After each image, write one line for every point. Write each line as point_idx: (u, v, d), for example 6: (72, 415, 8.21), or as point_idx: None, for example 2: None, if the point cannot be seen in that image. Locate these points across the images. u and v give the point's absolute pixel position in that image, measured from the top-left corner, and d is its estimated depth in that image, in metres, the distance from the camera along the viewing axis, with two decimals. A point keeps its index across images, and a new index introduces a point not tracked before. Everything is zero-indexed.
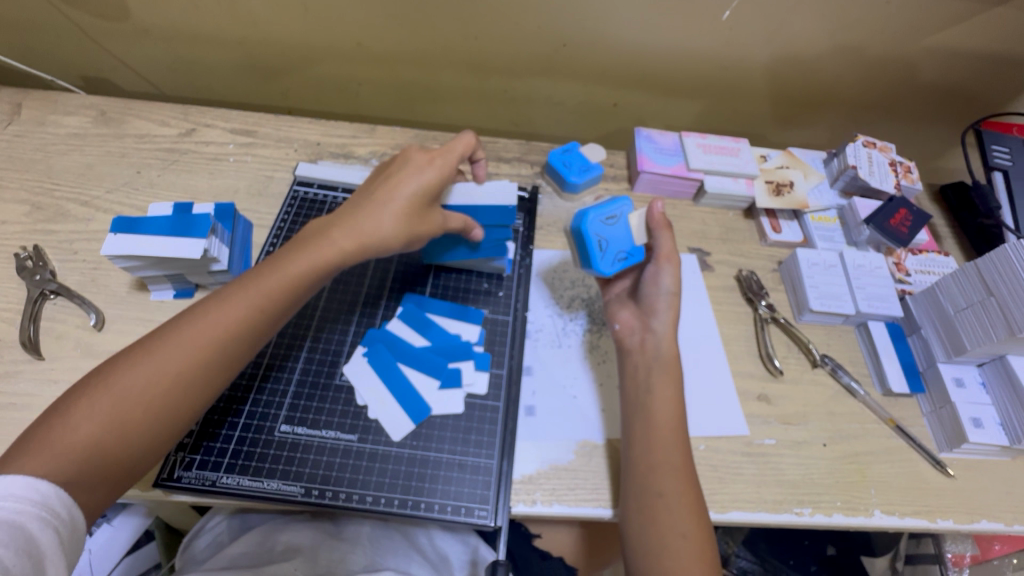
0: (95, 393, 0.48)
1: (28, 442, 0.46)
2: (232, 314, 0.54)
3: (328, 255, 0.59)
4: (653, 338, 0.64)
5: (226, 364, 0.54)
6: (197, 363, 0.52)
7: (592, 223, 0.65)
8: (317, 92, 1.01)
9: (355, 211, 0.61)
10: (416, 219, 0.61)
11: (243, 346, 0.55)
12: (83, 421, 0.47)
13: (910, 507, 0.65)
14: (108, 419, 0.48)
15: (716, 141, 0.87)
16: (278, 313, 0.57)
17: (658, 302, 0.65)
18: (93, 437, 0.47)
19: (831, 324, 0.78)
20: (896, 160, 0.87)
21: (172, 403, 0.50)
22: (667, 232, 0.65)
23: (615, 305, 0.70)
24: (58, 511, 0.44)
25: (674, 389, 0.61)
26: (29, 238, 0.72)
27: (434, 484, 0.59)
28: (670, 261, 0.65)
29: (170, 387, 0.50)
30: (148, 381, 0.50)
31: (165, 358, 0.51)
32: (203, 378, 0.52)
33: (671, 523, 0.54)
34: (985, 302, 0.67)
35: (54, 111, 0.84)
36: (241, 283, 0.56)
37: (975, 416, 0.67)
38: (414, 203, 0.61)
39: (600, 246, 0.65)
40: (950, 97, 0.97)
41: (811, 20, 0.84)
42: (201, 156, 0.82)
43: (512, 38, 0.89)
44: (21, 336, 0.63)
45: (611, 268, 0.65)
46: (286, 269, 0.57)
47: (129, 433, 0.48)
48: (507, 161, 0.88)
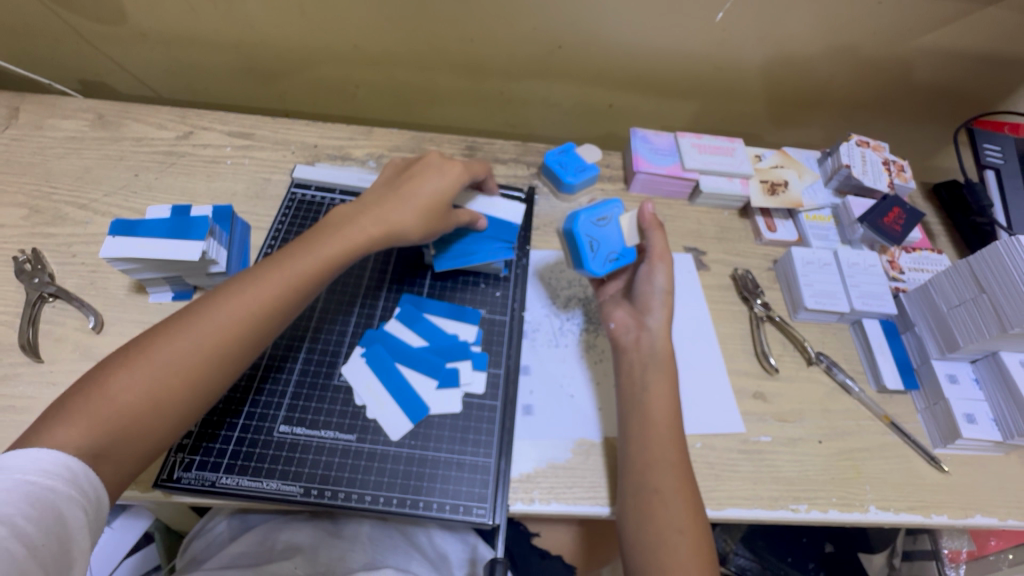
0: (132, 366, 0.49)
1: (64, 411, 0.47)
2: (265, 291, 0.55)
3: (357, 239, 0.61)
4: (649, 335, 0.65)
5: (259, 341, 0.55)
6: (234, 340, 0.53)
7: (583, 224, 0.66)
8: (315, 95, 1.02)
9: (382, 203, 0.63)
10: (436, 213, 0.64)
11: (275, 324, 0.56)
12: (121, 392, 0.48)
13: (905, 503, 0.66)
14: (146, 389, 0.49)
15: (711, 141, 0.88)
16: (307, 296, 0.58)
17: (653, 300, 0.66)
18: (131, 406, 0.48)
19: (827, 321, 0.79)
20: (889, 159, 0.88)
21: (206, 376, 0.52)
22: (660, 231, 0.67)
23: (610, 305, 0.71)
24: (86, 488, 0.45)
25: (670, 386, 0.61)
26: (27, 242, 0.72)
27: (433, 483, 0.59)
28: (663, 260, 0.67)
29: (206, 361, 0.51)
30: (183, 357, 0.51)
31: (201, 332, 0.52)
32: (237, 354, 0.53)
33: (668, 519, 0.54)
34: (977, 299, 0.67)
35: (52, 115, 0.84)
36: (274, 262, 0.58)
37: (968, 412, 0.68)
38: (436, 198, 0.64)
39: (591, 247, 0.66)
40: (943, 96, 0.97)
41: (804, 21, 0.85)
42: (199, 158, 0.82)
43: (508, 40, 0.89)
44: (20, 339, 0.63)
45: (602, 269, 0.66)
46: (318, 252, 0.59)
47: (164, 404, 0.49)
48: (504, 162, 0.89)
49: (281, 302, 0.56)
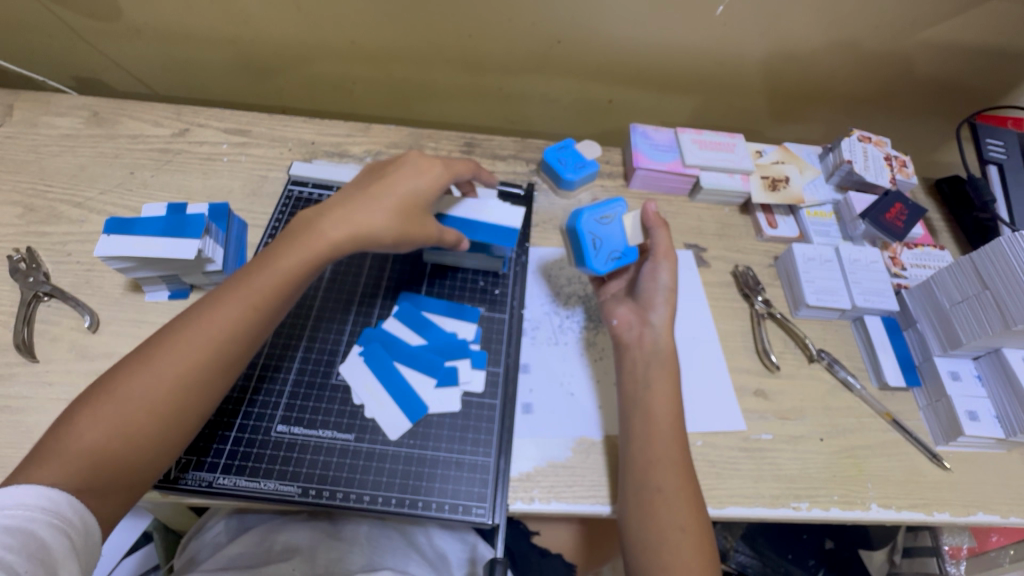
0: (96, 404, 0.49)
1: (37, 454, 0.47)
2: (225, 314, 0.54)
3: (322, 247, 0.58)
4: (652, 332, 0.64)
5: (223, 364, 0.53)
6: (196, 365, 0.51)
7: (585, 222, 0.65)
8: (312, 91, 1.01)
9: (345, 206, 0.60)
10: (410, 213, 0.60)
11: (239, 345, 0.54)
12: (87, 430, 0.47)
13: (907, 500, 0.65)
14: (112, 426, 0.48)
15: (712, 137, 0.87)
16: (274, 311, 0.56)
17: (655, 297, 0.66)
18: (99, 445, 0.47)
19: (828, 318, 0.78)
20: (891, 155, 0.87)
21: (172, 405, 0.50)
22: (665, 230, 0.67)
23: (611, 302, 0.70)
24: (71, 517, 0.44)
25: (672, 383, 0.61)
26: (22, 240, 0.71)
27: (432, 483, 0.59)
28: (668, 258, 0.66)
29: (170, 390, 0.50)
30: (146, 388, 0.49)
31: (162, 362, 0.51)
32: (201, 380, 0.52)
33: (670, 519, 0.54)
34: (980, 296, 0.67)
35: (46, 112, 0.84)
36: (234, 284, 0.56)
37: (970, 410, 0.67)
38: (406, 197, 0.60)
39: (594, 245, 0.65)
40: (945, 91, 0.97)
41: (805, 15, 0.84)
42: (196, 156, 0.82)
43: (506, 35, 0.88)
44: (14, 339, 0.63)
45: (605, 267, 0.66)
46: (278, 265, 0.56)
47: (133, 438, 0.48)
48: (503, 158, 0.88)
49: (242, 322, 0.54)
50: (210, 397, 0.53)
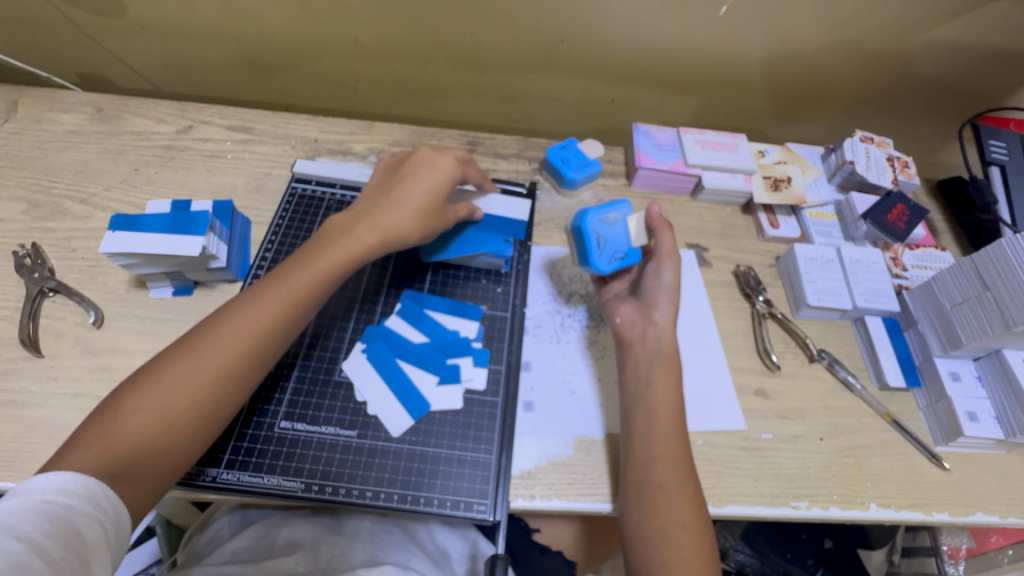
0: (141, 391, 0.49)
1: (80, 437, 0.47)
2: (268, 308, 0.55)
3: (355, 250, 0.60)
4: (655, 330, 0.64)
5: (262, 356, 0.54)
6: (238, 358, 0.52)
7: (590, 220, 0.67)
8: (315, 89, 1.01)
9: (377, 206, 0.63)
10: (432, 213, 0.63)
11: (277, 340, 0.55)
12: (132, 417, 0.48)
13: (906, 500, 0.66)
14: (157, 414, 0.49)
15: (714, 136, 0.87)
16: (310, 307, 0.58)
17: (659, 295, 0.66)
18: (142, 433, 0.48)
19: (829, 319, 0.79)
20: (893, 156, 0.87)
21: (212, 395, 0.51)
22: (669, 231, 0.67)
23: (613, 301, 0.70)
24: (106, 507, 0.45)
25: (673, 380, 0.61)
26: (27, 236, 0.72)
27: (434, 479, 0.59)
28: (671, 258, 0.66)
29: (212, 380, 0.51)
30: (191, 378, 0.50)
31: (206, 353, 0.52)
32: (241, 372, 0.53)
33: (671, 515, 0.54)
34: (981, 297, 0.67)
35: (50, 108, 0.84)
36: (275, 279, 0.57)
37: (970, 410, 0.68)
38: (429, 200, 0.63)
39: (597, 244, 0.67)
40: (947, 92, 0.97)
41: (809, 15, 0.84)
42: (199, 153, 0.82)
43: (510, 34, 0.88)
44: (20, 335, 0.63)
45: (608, 267, 0.67)
46: (317, 266, 0.58)
47: (175, 427, 0.49)
48: (506, 157, 0.88)
49: (283, 317, 0.55)
50: (247, 390, 0.54)
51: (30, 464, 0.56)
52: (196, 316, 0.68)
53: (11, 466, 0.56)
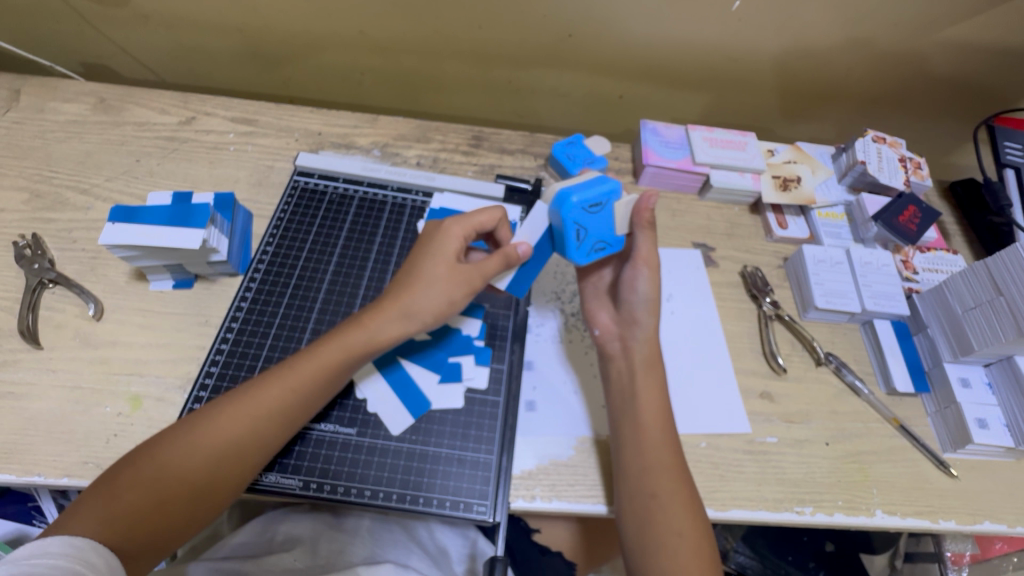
0: (142, 463, 0.50)
1: (83, 501, 0.48)
2: (270, 396, 0.54)
3: (369, 338, 0.56)
4: (634, 342, 0.62)
5: (262, 446, 0.53)
6: (235, 446, 0.52)
7: (575, 212, 0.56)
8: (320, 81, 1.00)
9: (404, 286, 0.58)
10: (459, 282, 0.57)
11: (278, 426, 0.54)
12: (129, 489, 0.48)
13: (911, 507, 0.65)
14: (153, 489, 0.49)
15: (723, 134, 0.86)
16: (315, 395, 0.56)
17: (637, 310, 0.63)
18: (137, 507, 0.48)
19: (836, 322, 0.77)
20: (906, 156, 0.85)
21: (209, 480, 0.51)
22: (650, 231, 0.63)
23: (594, 303, 0.68)
24: (95, 562, 0.44)
25: (659, 390, 0.60)
26: (28, 226, 0.71)
27: (433, 479, 0.58)
28: (647, 264, 0.63)
29: (211, 466, 0.51)
30: (188, 458, 0.50)
31: (205, 433, 0.51)
32: (239, 456, 0.52)
33: (667, 523, 0.53)
34: (994, 302, 0.66)
35: (53, 98, 0.83)
36: (286, 363, 0.57)
37: (980, 417, 0.67)
38: (450, 274, 0.57)
39: (578, 235, 0.58)
40: (963, 91, 0.95)
41: (822, 12, 0.82)
42: (202, 145, 0.81)
43: (518, 28, 0.87)
44: (19, 326, 0.63)
45: (586, 259, 0.61)
46: (323, 355, 0.56)
47: (170, 506, 0.49)
48: (511, 153, 0.87)
49: (286, 408, 0.54)
50: (245, 477, 0.53)
51: (28, 456, 0.56)
52: (197, 309, 0.67)
53: (10, 458, 0.56)
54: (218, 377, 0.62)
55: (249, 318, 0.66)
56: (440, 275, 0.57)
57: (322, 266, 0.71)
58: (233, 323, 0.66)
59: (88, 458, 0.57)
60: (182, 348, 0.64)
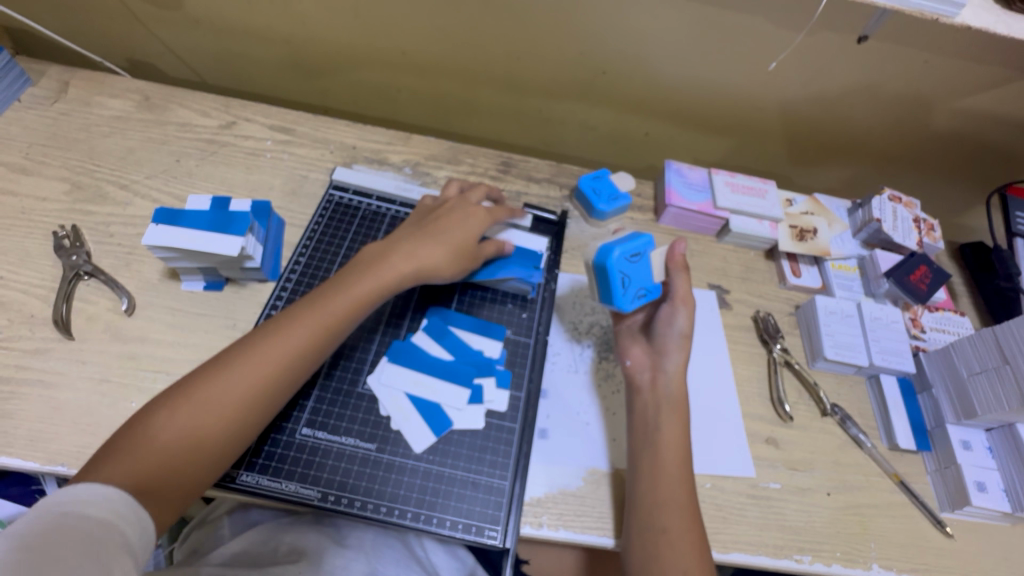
0: (175, 404, 0.51)
1: (114, 446, 0.49)
2: (296, 335, 0.57)
3: (389, 280, 0.63)
4: (664, 377, 0.65)
5: (271, 402, 0.55)
6: (264, 386, 0.54)
7: (617, 259, 0.62)
8: (356, 95, 1.03)
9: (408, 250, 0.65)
10: (464, 252, 0.67)
11: (304, 365, 0.57)
12: (162, 429, 0.50)
13: (907, 564, 0.66)
14: (185, 430, 0.50)
15: (745, 181, 0.88)
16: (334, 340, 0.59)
17: (670, 342, 0.66)
18: (169, 448, 0.50)
19: (843, 373, 0.79)
20: (920, 218, 0.88)
21: (239, 420, 0.53)
22: (684, 274, 0.67)
23: (625, 337, 0.70)
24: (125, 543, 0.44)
25: (682, 430, 0.62)
26: (67, 217, 0.73)
27: (448, 501, 0.60)
28: (686, 304, 0.67)
29: (256, 388, 0.54)
30: (220, 396, 0.52)
31: (237, 375, 0.53)
32: (266, 398, 0.54)
33: (676, 561, 0.54)
34: (1000, 369, 0.68)
35: (100, 93, 0.86)
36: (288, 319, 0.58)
37: (979, 480, 0.68)
38: (460, 240, 0.67)
39: (622, 282, 0.63)
40: (978, 158, 0.98)
41: (851, 74, 0.85)
42: (240, 150, 0.84)
43: (555, 62, 0.90)
44: (53, 315, 0.64)
45: (631, 305, 0.64)
46: (348, 292, 0.60)
47: (199, 445, 0.51)
48: (538, 181, 0.89)
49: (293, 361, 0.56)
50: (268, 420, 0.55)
51: (53, 445, 0.58)
52: (226, 312, 0.69)
53: (35, 446, 0.57)
54: None
55: None
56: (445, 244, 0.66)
57: None
58: None
59: None
60: (208, 350, 0.66)
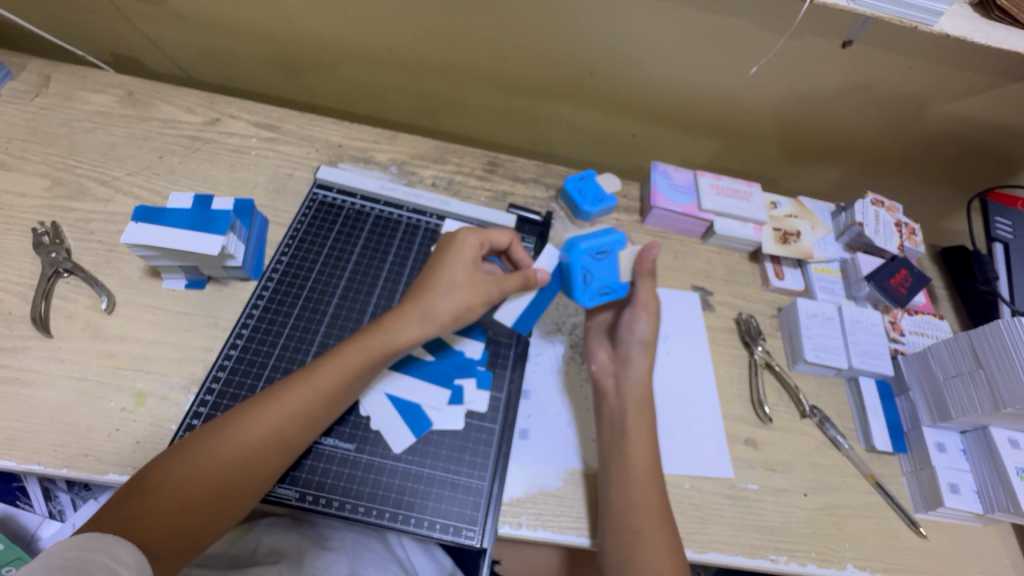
0: (174, 458, 0.52)
1: (112, 500, 0.50)
2: (296, 395, 0.56)
3: (396, 342, 0.61)
4: (627, 382, 0.65)
5: (269, 462, 0.54)
6: (263, 446, 0.54)
7: (580, 256, 0.64)
8: (343, 92, 1.02)
9: (423, 292, 0.63)
10: (478, 282, 0.63)
11: (303, 427, 0.56)
12: (158, 483, 0.50)
13: (880, 563, 0.67)
14: (181, 484, 0.50)
15: (730, 183, 0.88)
16: (336, 400, 0.58)
17: (632, 350, 0.66)
18: (165, 501, 0.50)
19: (823, 375, 0.80)
20: (901, 222, 0.89)
21: (236, 478, 0.52)
22: (649, 279, 0.67)
23: (592, 341, 0.71)
24: (124, 557, 0.45)
25: (648, 430, 0.62)
26: (47, 214, 0.73)
27: (426, 501, 0.60)
28: (647, 309, 0.66)
29: (259, 444, 0.54)
30: (217, 453, 0.52)
31: (237, 432, 0.53)
32: (264, 457, 0.54)
33: (649, 562, 0.55)
34: (974, 373, 0.69)
35: (82, 87, 0.85)
36: (306, 367, 0.59)
37: (953, 482, 0.69)
38: (469, 277, 0.63)
39: (585, 279, 0.65)
40: (960, 162, 0.99)
41: (836, 78, 0.86)
42: (224, 147, 0.83)
43: (542, 62, 0.90)
44: (31, 313, 0.64)
45: (592, 302, 0.66)
46: (343, 357, 0.59)
47: (193, 501, 0.51)
48: (524, 181, 0.90)
49: (309, 409, 0.57)
50: (267, 480, 0.54)
51: (29, 444, 0.57)
52: (207, 311, 0.69)
53: (11, 445, 0.57)
54: (224, 383, 0.63)
55: (259, 325, 0.68)
56: (458, 280, 0.63)
57: (334, 279, 0.73)
58: (243, 329, 0.67)
59: (88, 450, 0.58)
60: (188, 349, 0.66)
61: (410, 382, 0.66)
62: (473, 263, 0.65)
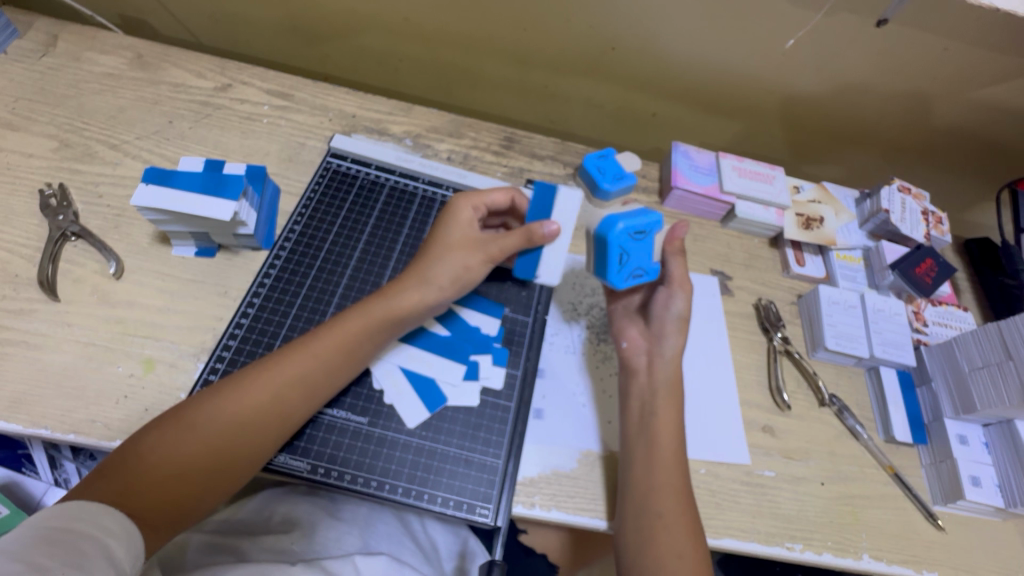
0: (169, 424, 0.50)
1: (104, 466, 0.48)
2: (296, 364, 0.55)
3: (398, 310, 0.59)
4: (661, 359, 0.63)
5: (264, 431, 0.53)
6: (258, 415, 0.52)
7: (619, 234, 0.58)
8: (356, 63, 1.00)
9: (425, 259, 0.61)
10: (480, 245, 0.61)
11: (301, 397, 0.55)
12: (151, 450, 0.49)
13: (898, 555, 0.66)
14: (175, 452, 0.49)
15: (752, 166, 0.86)
16: (335, 368, 0.57)
17: (667, 325, 0.64)
18: (157, 470, 0.48)
19: (843, 364, 0.78)
20: (928, 210, 0.86)
21: (233, 449, 0.51)
22: (682, 258, 0.65)
23: (623, 318, 0.69)
24: (112, 527, 0.44)
25: (675, 413, 0.61)
26: (54, 175, 0.71)
27: (440, 477, 0.59)
28: (683, 288, 0.65)
29: (254, 414, 0.52)
30: (212, 422, 0.51)
31: (232, 401, 0.52)
32: (261, 427, 0.53)
33: (668, 546, 0.54)
34: (1003, 364, 0.67)
35: (89, 48, 0.82)
36: (306, 335, 0.58)
37: (974, 475, 0.68)
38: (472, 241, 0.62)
39: (621, 259, 0.60)
40: (991, 152, 0.96)
41: (866, 59, 0.83)
42: (235, 113, 0.81)
43: (562, 35, 0.87)
44: (38, 276, 0.62)
45: (625, 283, 0.61)
46: (343, 326, 0.58)
47: (187, 469, 0.49)
48: (541, 158, 0.87)
49: (307, 376, 0.55)
50: (264, 452, 0.53)
51: (36, 408, 0.56)
52: (216, 279, 0.67)
53: (18, 408, 0.56)
54: (235, 351, 0.62)
55: (270, 294, 0.66)
56: (459, 244, 0.62)
57: (347, 249, 0.71)
58: (254, 298, 0.66)
59: (95, 416, 0.57)
60: (197, 317, 0.64)
61: (428, 356, 0.65)
62: (474, 230, 0.63)
